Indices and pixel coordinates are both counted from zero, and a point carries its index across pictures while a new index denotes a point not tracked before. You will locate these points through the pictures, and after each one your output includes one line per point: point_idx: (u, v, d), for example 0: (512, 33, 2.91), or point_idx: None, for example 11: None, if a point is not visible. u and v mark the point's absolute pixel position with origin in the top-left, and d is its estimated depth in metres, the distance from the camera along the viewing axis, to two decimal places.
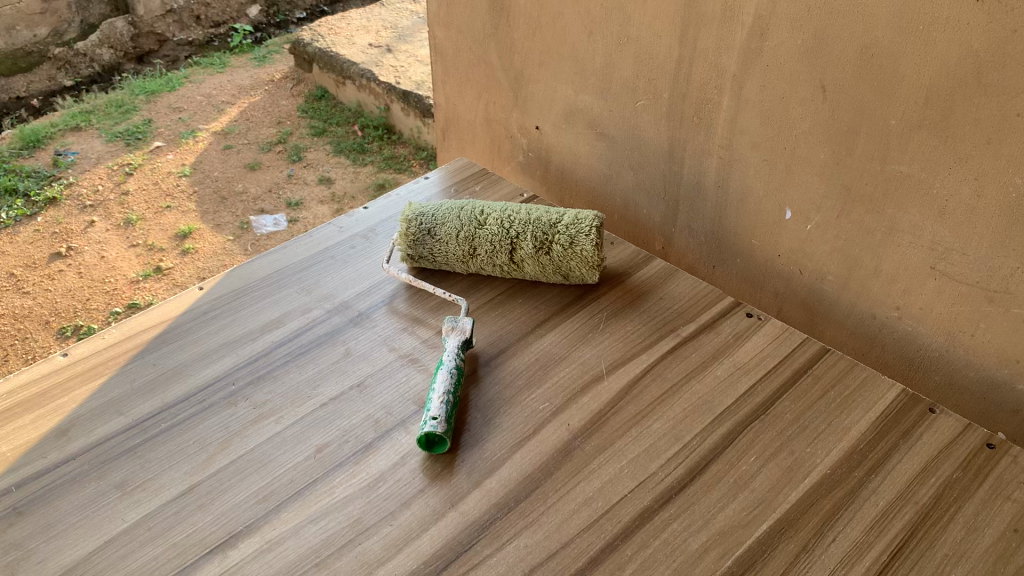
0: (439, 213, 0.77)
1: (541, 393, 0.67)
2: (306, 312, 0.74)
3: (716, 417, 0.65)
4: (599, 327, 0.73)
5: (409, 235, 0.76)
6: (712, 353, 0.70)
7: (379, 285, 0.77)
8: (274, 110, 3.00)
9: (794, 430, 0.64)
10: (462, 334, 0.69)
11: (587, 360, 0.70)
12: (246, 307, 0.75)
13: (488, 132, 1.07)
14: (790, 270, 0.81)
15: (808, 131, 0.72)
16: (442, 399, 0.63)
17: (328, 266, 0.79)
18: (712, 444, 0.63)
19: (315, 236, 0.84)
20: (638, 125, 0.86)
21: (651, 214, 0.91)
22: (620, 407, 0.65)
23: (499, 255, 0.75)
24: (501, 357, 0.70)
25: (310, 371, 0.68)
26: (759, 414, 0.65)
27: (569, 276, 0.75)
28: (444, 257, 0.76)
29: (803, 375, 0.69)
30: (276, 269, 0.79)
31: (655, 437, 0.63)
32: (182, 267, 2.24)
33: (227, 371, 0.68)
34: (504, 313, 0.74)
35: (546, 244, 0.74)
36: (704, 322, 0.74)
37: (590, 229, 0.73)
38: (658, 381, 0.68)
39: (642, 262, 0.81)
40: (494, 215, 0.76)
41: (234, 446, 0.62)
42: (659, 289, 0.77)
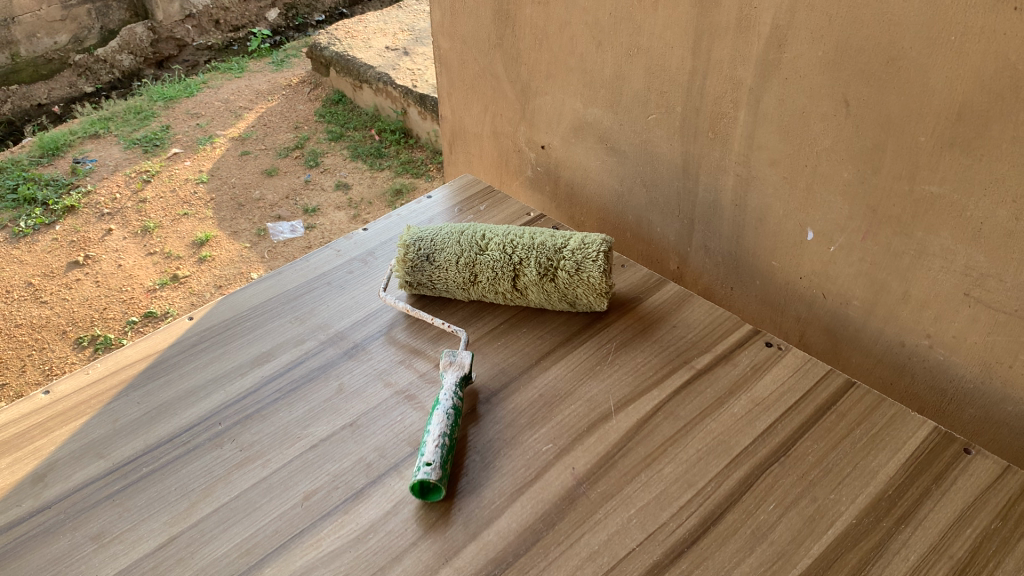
0: (439, 238, 0.73)
1: (545, 433, 0.63)
2: (298, 344, 0.70)
3: (733, 460, 0.60)
4: (608, 358, 0.69)
5: (407, 261, 0.72)
6: (728, 388, 0.66)
7: (376, 314, 0.73)
8: (292, 115, 2.98)
9: (817, 474, 0.59)
10: (460, 369, 0.65)
11: (594, 396, 0.65)
12: (236, 339, 0.71)
13: (496, 146, 1.03)
14: (813, 294, 0.76)
15: (831, 147, 0.67)
16: (437, 442, 0.59)
17: (323, 294, 0.76)
18: (728, 490, 0.58)
19: (311, 260, 0.80)
20: (651, 141, 0.82)
21: (665, 233, 0.87)
22: (628, 448, 0.61)
23: (502, 282, 0.71)
24: (503, 394, 0.66)
25: (300, 409, 0.65)
26: (779, 457, 0.61)
27: (576, 304, 0.71)
28: (444, 284, 0.72)
29: (827, 412, 0.64)
30: (269, 297, 0.76)
31: (666, 482, 0.59)
32: (197, 276, 2.22)
33: (213, 409, 0.65)
34: (507, 343, 0.70)
35: (551, 271, 0.70)
36: (720, 352, 0.69)
37: (597, 254, 0.69)
38: (670, 419, 0.63)
39: (655, 286, 0.77)
40: (496, 239, 0.72)
41: (218, 493, 0.59)
42: (672, 316, 0.73)
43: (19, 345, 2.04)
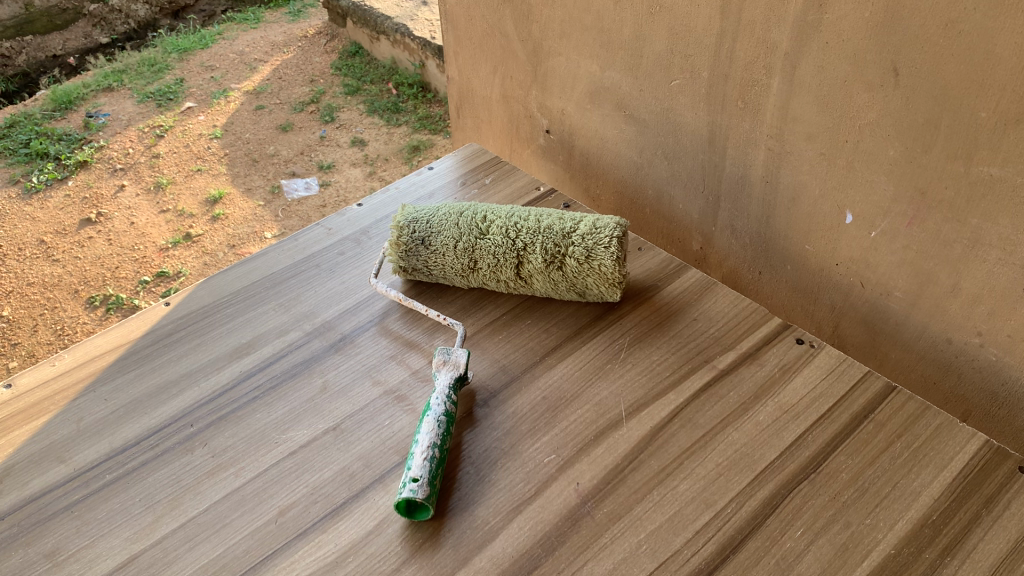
0: (436, 219, 0.67)
1: (547, 442, 0.56)
2: (282, 335, 0.65)
3: (757, 476, 0.54)
4: (620, 356, 0.62)
5: (400, 245, 0.66)
6: (752, 392, 0.59)
7: (367, 302, 0.67)
8: (307, 68, 2.90)
9: (852, 494, 0.53)
10: (455, 370, 0.58)
11: (603, 400, 0.59)
12: (214, 328, 0.65)
13: (506, 110, 0.95)
14: (850, 282, 0.69)
15: (876, 122, 0.60)
16: (425, 455, 0.53)
17: (310, 277, 0.70)
18: (751, 513, 0.52)
19: (299, 239, 0.74)
20: (673, 109, 0.74)
21: (687, 210, 0.79)
22: (640, 461, 0.55)
23: (504, 269, 0.64)
24: (503, 395, 0.60)
25: (280, 410, 0.59)
26: (808, 473, 0.54)
27: (586, 294, 0.64)
28: (441, 271, 0.66)
29: (863, 421, 0.57)
30: (253, 280, 0.70)
31: (680, 502, 0.52)
32: (210, 237, 2.16)
33: (186, 407, 0.60)
34: (509, 337, 0.64)
35: (558, 257, 0.63)
36: (745, 350, 0.62)
37: (609, 240, 0.62)
38: (687, 427, 0.57)
39: (674, 273, 0.70)
40: (498, 221, 0.65)
41: (185, 505, 0.54)
42: (693, 308, 0.66)
43: (30, 304, 1.99)
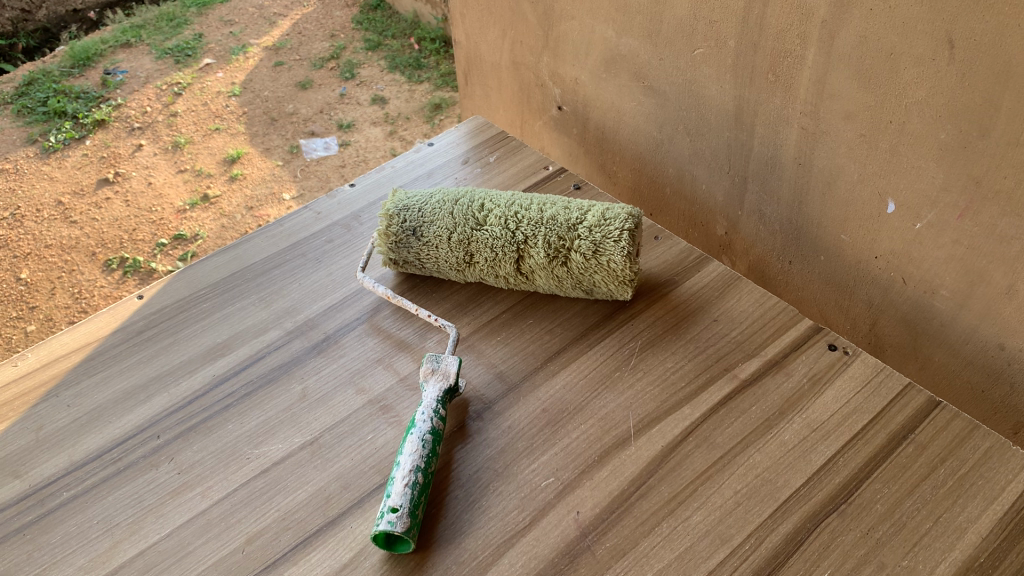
0: (429, 206, 0.61)
1: (545, 462, 0.51)
2: (259, 335, 0.59)
3: (780, 507, 0.48)
4: (631, 362, 0.56)
5: (389, 236, 0.60)
6: (777, 406, 0.53)
7: (354, 299, 0.62)
8: (328, 22, 2.81)
9: (888, 530, 0.47)
10: (444, 380, 0.53)
11: (609, 414, 0.53)
12: (188, 326, 0.61)
13: (516, 79, 0.88)
14: (890, 277, 0.62)
15: (925, 100, 0.52)
16: (406, 481, 0.47)
17: (295, 269, 0.64)
18: (772, 551, 0.46)
19: (285, 225, 0.69)
20: (697, 81, 0.67)
21: (711, 192, 0.72)
22: (648, 487, 0.49)
23: (502, 264, 0.58)
24: (498, 406, 0.54)
25: (253, 421, 0.54)
26: (837, 505, 0.48)
27: (594, 291, 0.58)
28: (435, 264, 0.60)
29: (902, 443, 0.51)
30: (232, 272, 0.65)
31: (692, 537, 0.47)
32: (226, 195, 2.05)
33: (153, 416, 0.55)
34: (508, 339, 0.58)
35: (563, 252, 0.57)
36: (771, 357, 0.56)
37: (619, 233, 0.55)
38: (702, 448, 0.51)
39: (694, 266, 0.63)
40: (496, 210, 0.59)
41: (147, 529, 0.49)
42: (713, 307, 0.60)
43: (48, 267, 1.88)
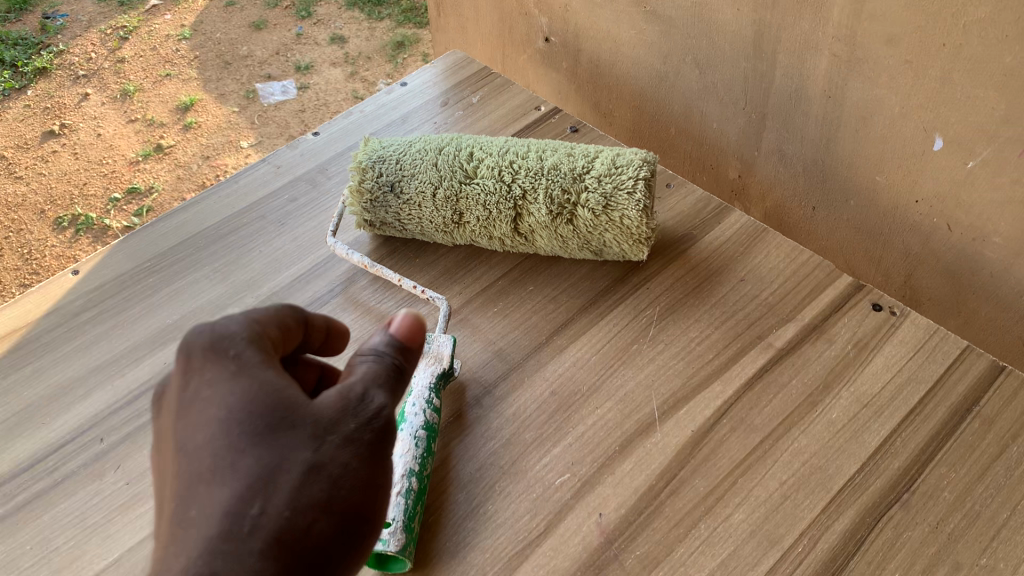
0: (408, 157, 0.52)
1: (557, 455, 0.44)
2: (217, 313, 0.51)
3: (834, 499, 0.41)
4: (649, 334, 0.49)
5: (363, 193, 0.52)
6: (821, 378, 0.46)
7: (324, 268, 0.53)
8: None
9: (960, 521, 0.40)
10: (438, 364, 0.46)
11: (628, 395, 0.46)
12: (133, 305, 0.52)
13: (495, 7, 0.78)
14: (933, 224, 0.53)
15: (991, 18, 0.43)
16: (398, 490, 0.40)
17: (254, 234, 0.56)
18: (829, 554, 0.40)
19: (241, 181, 0.60)
20: (706, 3, 0.57)
21: (723, 130, 0.63)
22: (680, 481, 0.42)
23: (497, 224, 0.51)
24: (499, 390, 0.47)
25: None
26: (899, 494, 0.41)
27: (604, 252, 0.51)
28: (417, 225, 0.52)
29: (966, 418, 0.44)
30: (182, 239, 0.56)
31: (736, 539, 0.40)
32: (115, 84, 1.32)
33: (94, 416, 0.47)
34: (507, 311, 0.51)
35: (567, 208, 0.49)
36: (810, 320, 0.49)
37: (634, 182, 0.48)
38: (739, 432, 0.44)
39: (714, 217, 0.56)
40: (487, 159, 0.51)
41: (90, 555, 0.41)
42: (739, 265, 0.52)
43: None
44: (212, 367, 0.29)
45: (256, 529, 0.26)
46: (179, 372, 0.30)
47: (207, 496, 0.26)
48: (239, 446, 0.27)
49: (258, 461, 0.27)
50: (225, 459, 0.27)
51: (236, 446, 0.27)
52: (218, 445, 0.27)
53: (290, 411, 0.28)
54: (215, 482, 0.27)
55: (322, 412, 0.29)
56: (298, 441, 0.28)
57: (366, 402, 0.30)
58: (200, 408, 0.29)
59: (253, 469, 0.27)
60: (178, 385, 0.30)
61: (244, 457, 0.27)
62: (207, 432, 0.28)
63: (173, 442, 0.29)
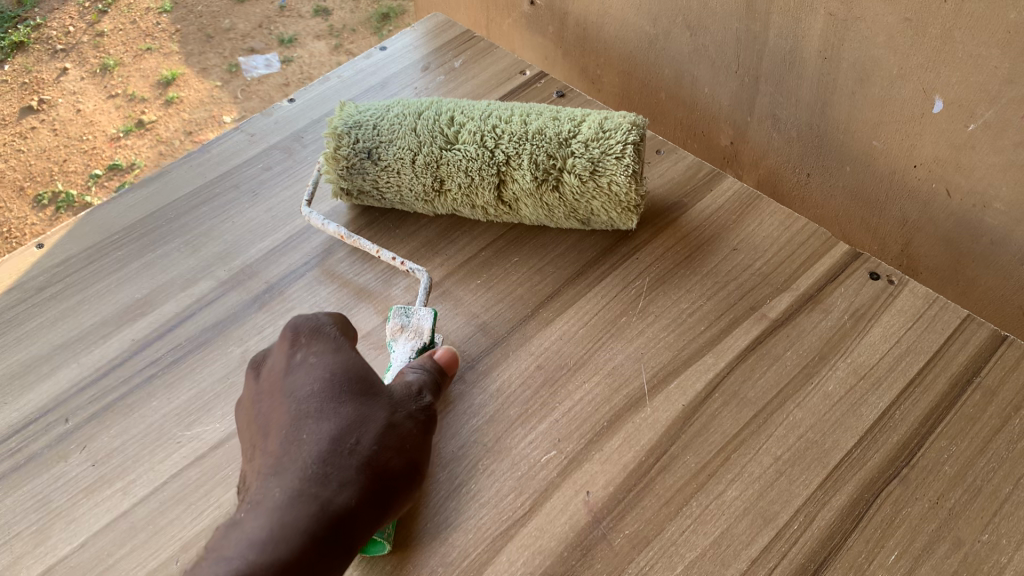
0: (386, 122, 0.50)
1: (542, 432, 0.42)
2: (187, 287, 0.49)
3: (831, 474, 0.40)
4: (638, 305, 0.47)
5: (339, 159, 0.50)
6: (816, 350, 0.44)
7: (299, 239, 0.51)
8: None
9: (962, 495, 0.39)
10: (418, 339, 0.44)
11: (617, 369, 0.44)
12: (99, 280, 0.50)
13: None
14: (932, 189, 0.50)
15: None
16: None
17: (226, 205, 0.54)
18: (826, 531, 0.38)
19: (213, 150, 0.57)
20: None
21: (715, 95, 0.60)
22: (671, 457, 0.41)
23: (480, 192, 0.49)
24: (483, 365, 0.45)
25: (182, 396, 0.44)
26: (898, 469, 0.40)
27: (592, 221, 0.49)
28: (396, 193, 0.50)
29: (966, 389, 0.43)
30: (151, 210, 0.54)
31: (729, 517, 0.38)
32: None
33: (59, 394, 0.45)
34: (490, 282, 0.49)
35: (553, 174, 0.47)
36: (805, 290, 0.47)
37: (622, 147, 0.46)
38: (732, 405, 0.42)
39: (705, 185, 0.54)
40: (469, 124, 0.49)
41: (54, 540, 0.39)
42: (731, 233, 0.50)
43: None
44: (322, 341, 0.40)
45: (349, 458, 0.36)
46: (282, 343, 0.41)
47: (306, 443, 0.36)
48: (332, 403, 0.38)
49: (352, 406, 0.38)
50: (321, 408, 0.37)
51: (329, 406, 0.38)
52: (315, 399, 0.38)
53: (374, 384, 0.39)
54: (313, 426, 0.37)
55: (386, 399, 0.39)
56: (380, 405, 0.39)
57: (421, 397, 0.40)
58: (300, 374, 0.39)
59: (347, 412, 0.37)
60: (284, 353, 0.40)
61: (337, 409, 0.38)
62: (308, 390, 0.38)
63: (274, 388, 0.39)
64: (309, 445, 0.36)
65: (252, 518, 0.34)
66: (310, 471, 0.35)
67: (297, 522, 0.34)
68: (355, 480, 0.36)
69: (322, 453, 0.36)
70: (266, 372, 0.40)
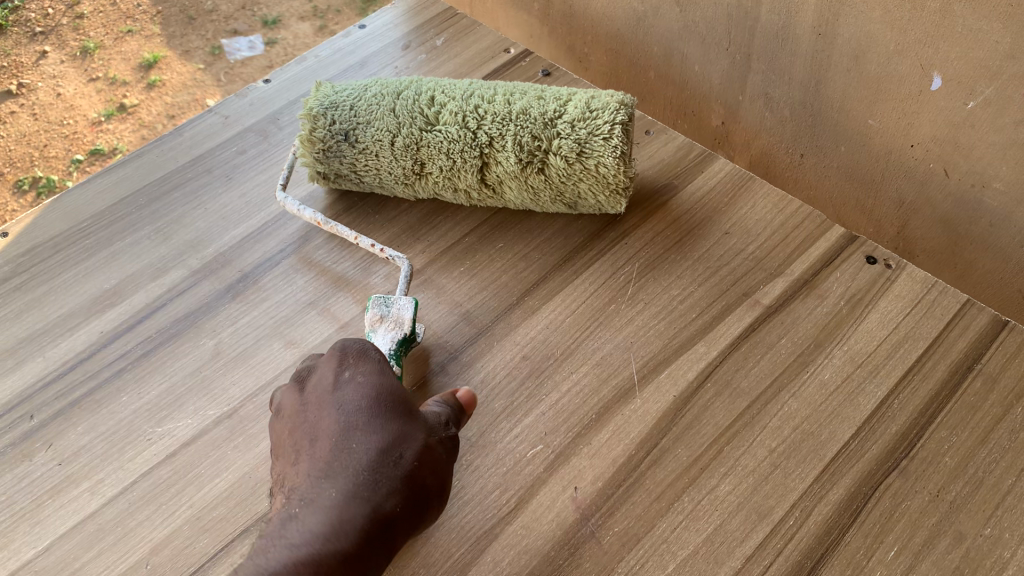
0: (363, 102, 0.48)
1: (528, 426, 0.40)
2: (158, 277, 0.47)
3: (827, 467, 0.38)
4: (628, 292, 0.45)
5: (315, 142, 0.48)
6: (812, 337, 0.43)
7: (274, 226, 0.49)
8: None
9: (964, 488, 0.37)
10: (399, 329, 0.42)
11: (605, 359, 0.43)
12: (66, 270, 0.48)
13: None
14: (929, 169, 0.47)
15: None
16: None
17: (198, 190, 0.52)
18: (822, 527, 0.37)
19: (185, 133, 0.55)
20: None
21: (706, 74, 0.56)
22: (662, 451, 0.39)
23: (462, 174, 0.47)
24: (466, 356, 0.43)
25: (153, 391, 0.42)
26: (897, 460, 0.38)
27: (579, 204, 0.47)
28: (375, 176, 0.49)
29: (967, 377, 0.41)
30: (121, 197, 0.51)
31: (723, 513, 0.37)
32: (99, 18, 1.16)
33: (23, 390, 0.43)
34: (474, 269, 0.47)
35: (538, 156, 0.45)
36: (800, 275, 0.45)
37: (609, 127, 0.44)
38: (724, 396, 0.41)
39: (696, 166, 0.52)
40: (450, 104, 0.47)
41: (18, 543, 0.38)
42: (723, 216, 0.49)
43: None
44: (367, 359, 0.37)
45: (399, 468, 0.33)
46: (327, 356, 0.38)
47: (356, 450, 0.33)
48: (381, 413, 0.34)
49: (402, 419, 0.35)
50: (371, 418, 0.34)
51: (379, 416, 0.34)
52: (363, 408, 0.34)
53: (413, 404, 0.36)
54: (363, 434, 0.34)
55: (425, 420, 0.35)
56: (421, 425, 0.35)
57: (451, 426, 0.36)
58: (348, 385, 0.36)
59: (397, 423, 0.34)
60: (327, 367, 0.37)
61: (387, 420, 0.34)
62: (357, 399, 0.35)
63: (313, 400, 0.36)
64: (359, 452, 0.33)
65: (302, 518, 0.31)
66: (360, 476, 0.32)
67: (353, 524, 0.31)
68: (404, 489, 0.32)
69: (371, 461, 0.33)
70: (308, 384, 0.37)
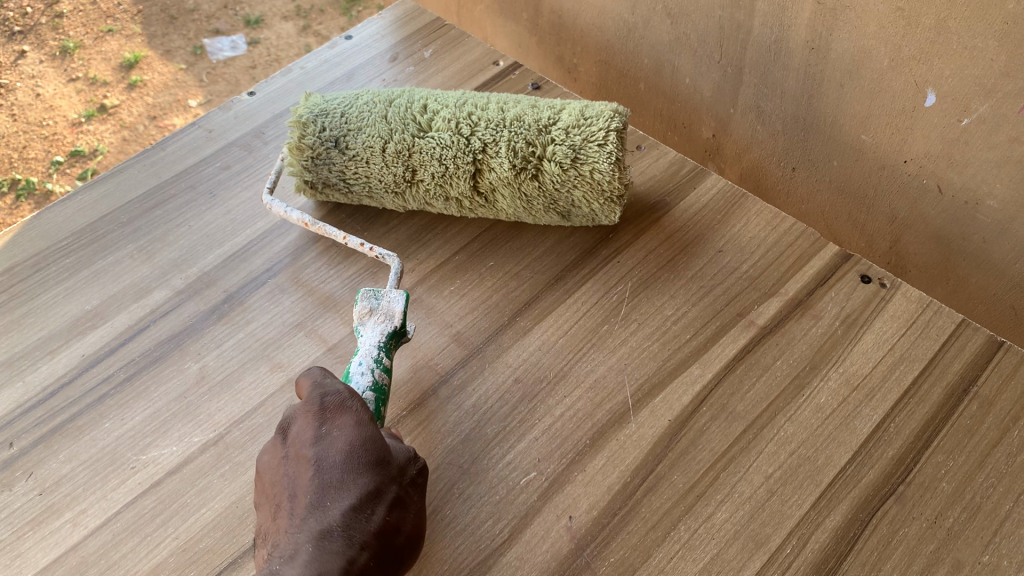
0: (355, 110, 0.47)
1: (521, 452, 0.40)
2: (141, 297, 0.46)
3: (824, 493, 0.38)
4: (621, 312, 0.45)
5: (304, 148, 0.47)
6: (807, 359, 0.42)
7: (260, 244, 0.48)
8: None
9: (962, 514, 0.37)
10: (388, 322, 0.41)
11: (599, 382, 0.42)
12: (47, 291, 0.47)
13: None
14: (923, 184, 0.46)
15: None
16: None
17: (182, 206, 0.50)
18: (820, 556, 0.36)
19: (168, 148, 0.54)
20: None
21: (697, 85, 0.55)
22: (657, 478, 0.39)
23: (454, 181, 0.46)
24: (457, 379, 0.43)
25: (136, 417, 0.41)
26: (894, 487, 0.38)
27: (573, 215, 0.47)
28: (364, 184, 0.47)
29: (963, 399, 0.41)
30: (102, 214, 0.50)
31: (719, 542, 0.36)
32: (78, 17, 1.14)
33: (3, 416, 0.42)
34: (464, 289, 0.46)
35: (532, 163, 0.45)
36: (795, 294, 0.45)
37: (604, 134, 0.44)
38: (720, 420, 0.40)
39: (689, 181, 0.51)
40: (444, 110, 0.46)
41: None
42: (716, 234, 0.48)
43: None
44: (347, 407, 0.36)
45: (371, 524, 0.33)
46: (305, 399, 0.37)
47: (332, 507, 0.33)
48: (358, 468, 0.34)
49: (377, 472, 0.35)
50: (347, 473, 0.34)
51: (356, 470, 0.34)
52: (341, 464, 0.35)
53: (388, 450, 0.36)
54: (340, 490, 0.34)
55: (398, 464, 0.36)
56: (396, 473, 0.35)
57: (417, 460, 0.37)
58: (326, 435, 0.35)
59: (372, 478, 0.34)
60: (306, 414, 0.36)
61: (363, 474, 0.34)
62: (336, 452, 0.35)
63: (294, 451, 0.36)
64: (334, 510, 0.33)
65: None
66: (334, 535, 0.33)
67: None
68: (380, 545, 0.33)
69: (346, 519, 0.33)
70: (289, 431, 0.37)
